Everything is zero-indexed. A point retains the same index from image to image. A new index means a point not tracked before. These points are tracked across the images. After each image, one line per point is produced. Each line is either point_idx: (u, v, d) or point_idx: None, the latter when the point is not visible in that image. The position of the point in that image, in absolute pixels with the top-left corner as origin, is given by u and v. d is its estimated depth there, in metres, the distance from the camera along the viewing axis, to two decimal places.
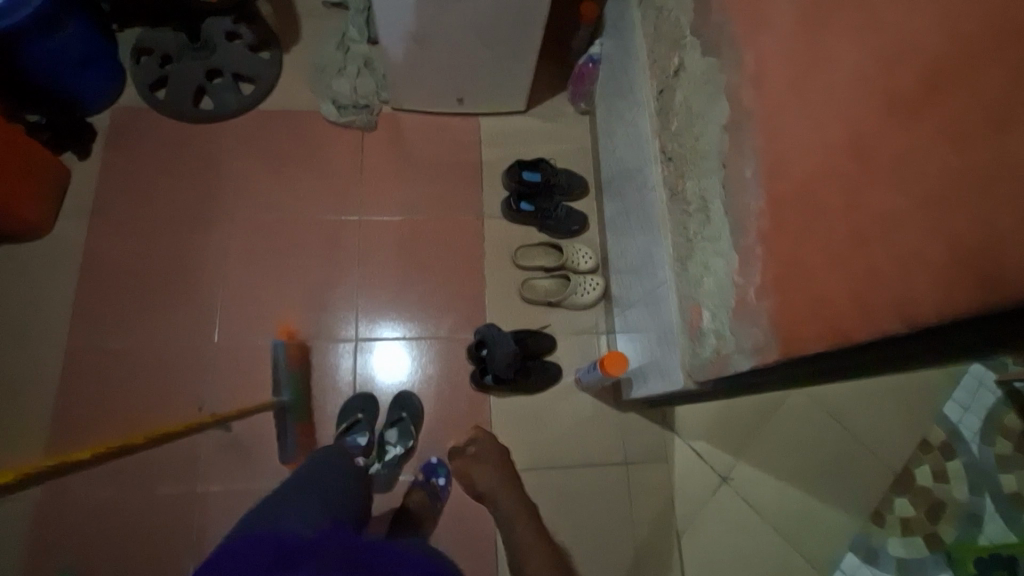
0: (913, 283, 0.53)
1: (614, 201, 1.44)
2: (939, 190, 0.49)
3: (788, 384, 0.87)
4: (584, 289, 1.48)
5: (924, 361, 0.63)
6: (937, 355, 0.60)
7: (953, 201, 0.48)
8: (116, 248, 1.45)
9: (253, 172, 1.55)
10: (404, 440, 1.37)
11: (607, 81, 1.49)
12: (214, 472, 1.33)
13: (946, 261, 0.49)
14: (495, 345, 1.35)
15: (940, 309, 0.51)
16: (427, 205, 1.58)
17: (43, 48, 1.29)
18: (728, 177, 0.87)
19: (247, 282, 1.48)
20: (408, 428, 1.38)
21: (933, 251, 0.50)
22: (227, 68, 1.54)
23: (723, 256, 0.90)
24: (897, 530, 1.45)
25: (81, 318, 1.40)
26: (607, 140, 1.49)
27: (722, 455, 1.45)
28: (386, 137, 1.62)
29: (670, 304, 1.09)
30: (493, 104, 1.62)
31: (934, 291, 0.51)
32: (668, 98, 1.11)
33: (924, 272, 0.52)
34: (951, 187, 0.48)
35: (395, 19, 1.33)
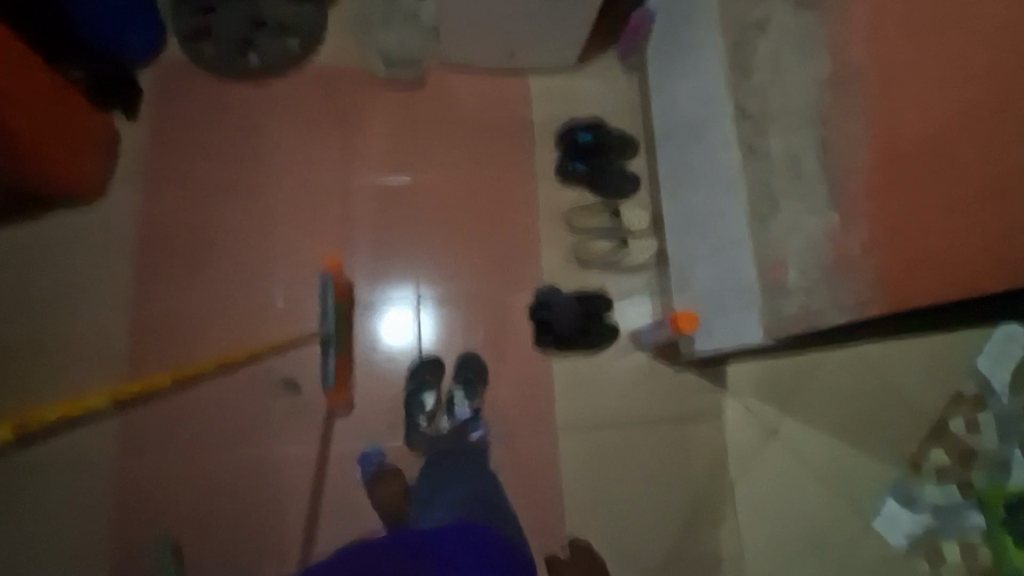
0: None
1: (672, 160, 1.43)
2: None
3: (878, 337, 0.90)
4: (639, 251, 1.53)
5: None
6: None
7: None
8: (171, 210, 1.44)
9: (302, 132, 1.52)
10: (471, 398, 1.42)
11: (664, 35, 1.45)
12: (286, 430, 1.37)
13: None
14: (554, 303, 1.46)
15: None
16: (480, 166, 1.57)
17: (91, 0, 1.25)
18: (828, 133, 0.88)
19: (303, 244, 1.47)
20: (475, 386, 1.42)
21: None
22: (272, 22, 1.49)
23: (817, 214, 0.91)
24: (933, 478, 1.52)
25: (143, 280, 1.40)
26: (664, 97, 1.47)
27: (771, 409, 1.50)
28: (435, 96, 1.59)
29: (745, 262, 1.11)
30: (544, 61, 1.59)
31: None
32: (747, 54, 1.10)
33: None
34: None
35: None
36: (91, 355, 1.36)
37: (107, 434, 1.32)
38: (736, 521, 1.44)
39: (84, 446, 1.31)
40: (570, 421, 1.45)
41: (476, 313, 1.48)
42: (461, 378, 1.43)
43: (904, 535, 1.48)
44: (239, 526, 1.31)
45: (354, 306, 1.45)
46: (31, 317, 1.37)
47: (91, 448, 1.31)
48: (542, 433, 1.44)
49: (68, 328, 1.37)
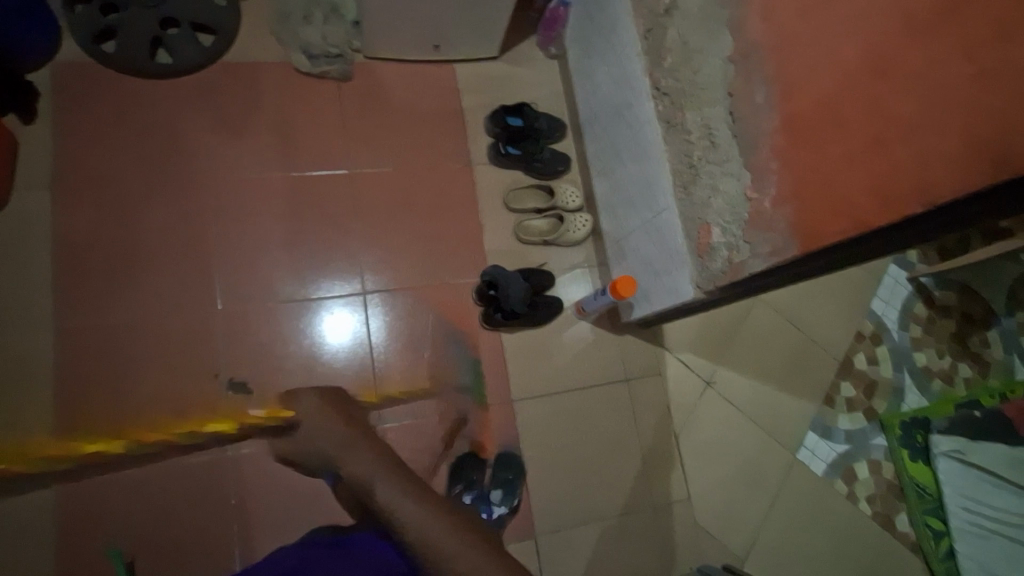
0: (932, 172, 0.67)
1: (598, 140, 1.53)
2: (955, 94, 0.63)
3: (791, 281, 1.03)
4: (576, 226, 1.58)
5: (918, 241, 0.80)
6: (932, 233, 0.76)
7: (967, 102, 0.62)
8: (89, 218, 1.35)
9: (226, 129, 1.47)
10: (508, 500, 1.41)
11: (581, 22, 1.54)
12: (248, 443, 1.33)
13: (962, 150, 0.63)
14: (507, 284, 1.44)
15: (954, 189, 0.65)
16: (415, 155, 1.59)
17: None
18: (736, 104, 0.99)
19: (237, 245, 1.43)
20: (515, 488, 1.43)
21: (951, 143, 0.64)
22: (181, 16, 1.42)
23: (733, 176, 1.02)
24: (844, 409, 1.73)
25: (64, 297, 1.31)
26: (587, 82, 1.56)
27: (705, 363, 1.64)
28: (362, 88, 1.58)
29: (674, 228, 1.22)
30: (468, 50, 1.63)
31: (948, 175, 0.65)
32: (659, 37, 1.20)
33: (942, 162, 0.66)
34: (966, 89, 0.62)
35: None
36: (5, 382, 1.24)
37: (42, 465, 1.23)
38: (684, 468, 1.57)
39: (14, 482, 1.21)
40: (526, 395, 1.51)
41: (423, 300, 1.51)
42: (501, 478, 1.43)
43: (826, 461, 1.68)
44: (198, 542, 1.26)
45: (300, 304, 1.43)
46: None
47: (24, 482, 1.21)
48: (500, 409, 1.49)
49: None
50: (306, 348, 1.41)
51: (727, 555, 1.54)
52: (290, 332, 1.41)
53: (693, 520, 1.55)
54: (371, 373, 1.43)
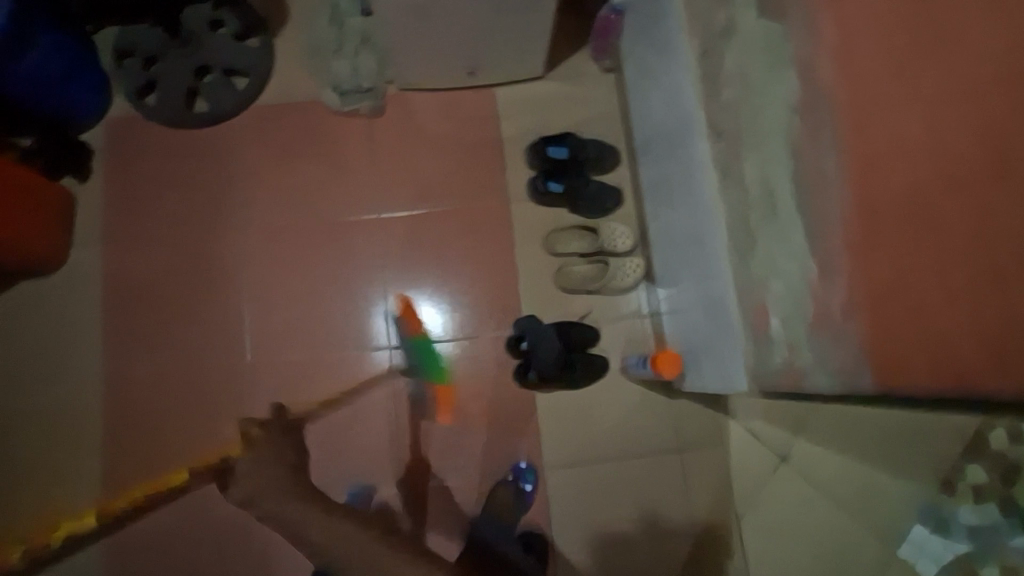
0: None
1: (652, 170, 1.31)
2: None
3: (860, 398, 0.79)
4: (625, 272, 1.38)
5: None
6: None
7: None
8: (137, 267, 1.41)
9: (260, 173, 1.45)
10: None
11: (634, 33, 1.31)
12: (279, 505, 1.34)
13: None
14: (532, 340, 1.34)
15: None
16: (447, 193, 1.47)
17: (21, 70, 1.20)
18: (801, 169, 0.75)
19: (270, 291, 1.42)
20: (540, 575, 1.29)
21: None
22: (215, 63, 1.41)
23: (795, 259, 0.79)
24: (970, 498, 1.35)
25: (117, 343, 1.39)
26: (641, 101, 1.33)
27: (779, 434, 1.37)
28: (394, 121, 1.49)
29: (729, 300, 0.99)
30: (509, 72, 1.46)
31: None
32: (716, 65, 0.96)
33: None
34: None
35: None
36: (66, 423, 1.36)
37: (99, 502, 1.34)
38: (746, 554, 1.35)
39: (77, 515, 1.33)
40: (562, 461, 1.37)
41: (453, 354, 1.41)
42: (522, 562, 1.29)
43: (937, 561, 1.35)
44: None
45: (330, 354, 1.40)
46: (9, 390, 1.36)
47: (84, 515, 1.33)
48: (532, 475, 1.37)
49: (44, 398, 1.36)
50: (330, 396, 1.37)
51: None
52: (319, 385, 1.39)
53: None
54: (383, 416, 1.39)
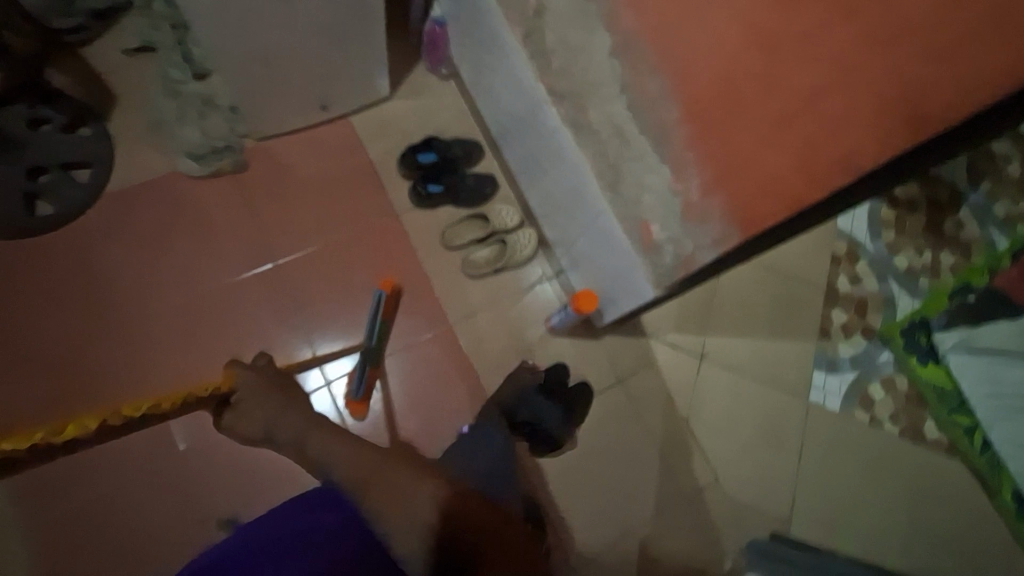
0: (848, 141, 0.67)
1: (515, 149, 1.46)
2: (848, 57, 0.64)
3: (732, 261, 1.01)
4: (521, 245, 1.52)
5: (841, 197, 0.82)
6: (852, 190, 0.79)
7: (861, 63, 0.63)
8: (24, 394, 1.28)
9: (138, 255, 1.38)
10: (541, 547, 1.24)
11: (461, 38, 1.46)
12: None
13: (868, 114, 0.64)
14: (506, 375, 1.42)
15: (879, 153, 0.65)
16: (337, 223, 1.50)
17: None
18: (635, 98, 0.92)
19: (184, 369, 1.34)
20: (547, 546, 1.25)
21: (857, 108, 0.65)
22: (50, 160, 1.32)
23: (654, 171, 0.95)
24: (842, 336, 1.68)
25: (17, 491, 1.23)
26: (486, 94, 1.48)
27: (692, 337, 1.59)
28: (261, 171, 1.49)
29: (615, 228, 1.15)
30: (360, 99, 1.54)
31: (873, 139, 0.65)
32: (539, 40, 1.12)
33: (853, 128, 0.66)
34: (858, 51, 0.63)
35: (229, 44, 1.21)
36: None
37: None
38: (702, 447, 1.53)
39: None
40: None
41: (391, 369, 1.44)
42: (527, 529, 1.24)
43: (839, 395, 1.64)
44: None
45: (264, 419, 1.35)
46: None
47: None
48: None
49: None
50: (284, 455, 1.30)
51: (770, 522, 1.51)
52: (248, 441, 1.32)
53: (726, 500, 1.51)
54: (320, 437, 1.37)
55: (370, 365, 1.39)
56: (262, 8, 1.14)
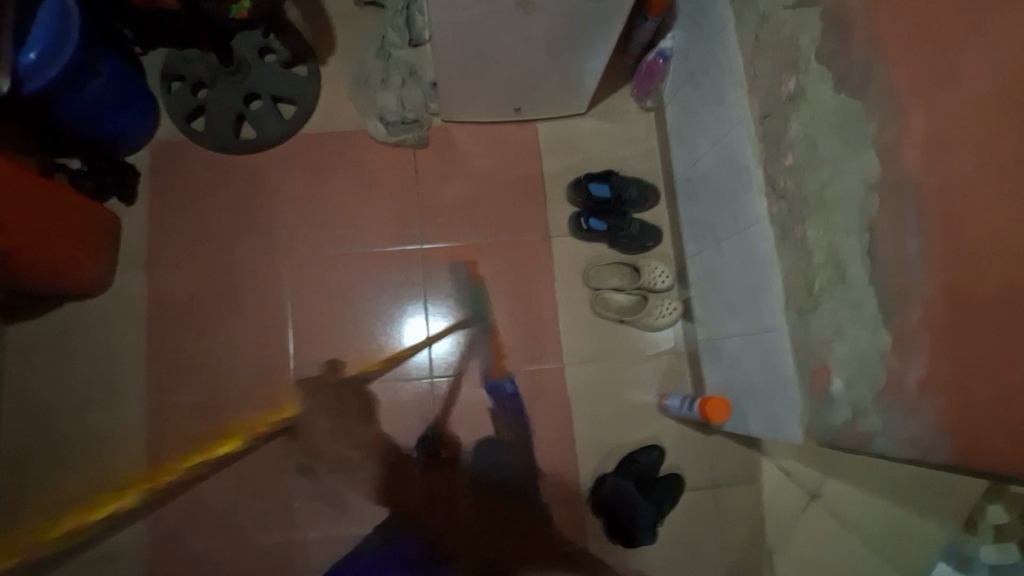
0: None
1: (695, 213, 1.34)
2: None
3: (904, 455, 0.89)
4: (662, 311, 1.40)
5: None
6: None
7: None
8: (177, 289, 1.39)
9: (307, 199, 1.46)
10: None
11: (682, 79, 1.35)
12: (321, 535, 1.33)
13: None
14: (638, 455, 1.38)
15: None
16: (490, 226, 1.49)
17: (76, 98, 1.19)
18: (877, 245, 0.77)
19: (312, 317, 1.42)
20: None
21: None
22: (264, 90, 1.41)
23: (865, 328, 0.82)
24: (990, 539, 1.33)
25: (150, 375, 1.37)
26: (685, 146, 1.37)
27: (809, 473, 1.41)
28: (438, 153, 1.50)
29: (783, 353, 1.02)
30: (553, 110, 1.48)
31: None
32: (778, 127, 0.99)
33: None
34: None
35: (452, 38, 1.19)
36: (107, 458, 1.33)
37: (132, 537, 1.31)
38: None
39: (107, 549, 1.30)
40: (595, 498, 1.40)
41: (492, 386, 1.42)
42: None
43: None
44: None
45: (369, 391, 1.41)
46: (25, 425, 1.33)
47: (120, 554, 1.30)
48: (569, 510, 1.38)
49: (73, 431, 1.33)
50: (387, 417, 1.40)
51: None
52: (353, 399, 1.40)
53: None
54: (413, 423, 1.40)
55: (498, 372, 1.43)
56: (497, 12, 1.11)
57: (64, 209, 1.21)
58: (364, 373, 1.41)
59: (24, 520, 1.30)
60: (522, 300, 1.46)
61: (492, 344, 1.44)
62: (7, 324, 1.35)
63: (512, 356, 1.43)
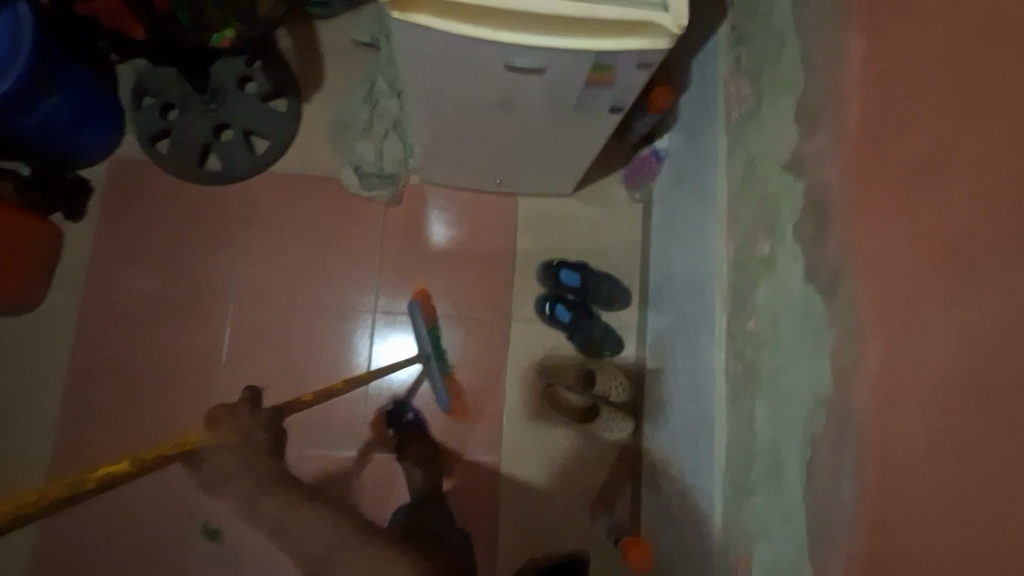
0: None
1: (662, 328, 1.29)
2: None
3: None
4: (609, 428, 1.35)
5: None
6: None
7: None
8: (115, 313, 1.32)
9: (266, 240, 1.39)
10: None
11: (671, 188, 1.29)
12: None
13: None
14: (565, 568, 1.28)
15: None
16: (452, 296, 1.42)
17: (26, 121, 1.11)
18: (818, 464, 0.73)
19: (250, 365, 1.35)
20: None
21: None
22: (236, 123, 1.34)
23: (795, 541, 0.77)
24: None
25: (69, 402, 1.29)
26: (664, 256, 1.31)
27: None
28: (411, 213, 1.43)
29: (716, 520, 0.96)
30: (537, 187, 1.41)
31: None
32: (750, 287, 0.93)
33: None
34: None
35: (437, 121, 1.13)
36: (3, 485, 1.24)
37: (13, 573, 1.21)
38: None
39: None
40: None
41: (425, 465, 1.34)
42: None
43: None
44: None
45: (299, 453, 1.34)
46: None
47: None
48: None
49: None
50: (307, 482, 1.31)
51: None
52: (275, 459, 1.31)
53: None
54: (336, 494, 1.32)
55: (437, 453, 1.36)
56: (480, 111, 1.03)
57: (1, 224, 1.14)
58: (294, 429, 1.33)
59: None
60: (472, 380, 1.39)
61: (435, 421, 1.37)
62: None
63: (452, 438, 1.36)
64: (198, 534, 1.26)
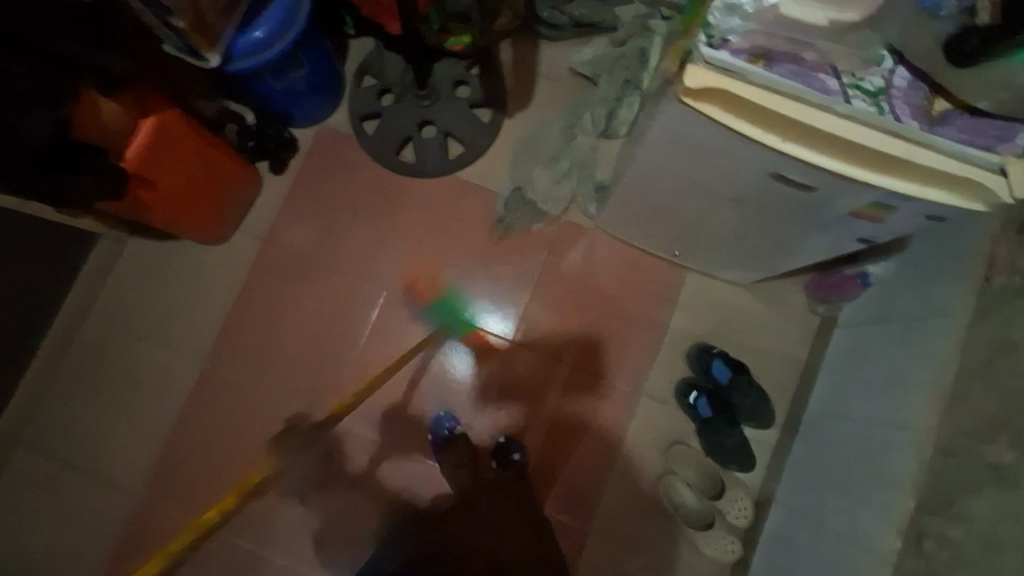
0: None
1: (810, 464, 1.16)
2: None
3: None
4: (714, 544, 1.25)
5: None
6: None
7: None
8: (280, 267, 1.39)
9: (429, 240, 1.40)
10: None
11: (870, 320, 1.16)
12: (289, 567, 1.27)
13: None
14: None
15: None
16: (587, 350, 1.36)
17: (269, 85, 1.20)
18: None
19: (379, 355, 1.36)
20: None
21: None
22: (441, 122, 1.37)
23: None
24: None
25: (221, 338, 1.37)
26: (837, 390, 1.18)
27: None
28: (574, 254, 1.39)
29: None
30: (712, 269, 1.32)
31: None
32: (967, 491, 0.80)
33: None
34: None
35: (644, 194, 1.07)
36: (149, 394, 1.34)
37: (134, 476, 1.31)
38: None
39: (110, 475, 1.31)
40: None
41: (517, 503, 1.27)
42: None
43: None
44: None
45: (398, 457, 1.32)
46: (97, 336, 1.36)
47: (113, 497, 1.30)
48: None
49: (132, 361, 1.35)
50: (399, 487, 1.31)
51: None
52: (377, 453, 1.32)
53: None
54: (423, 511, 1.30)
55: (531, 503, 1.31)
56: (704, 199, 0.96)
57: (211, 161, 1.20)
58: (400, 430, 1.33)
59: (58, 428, 1.32)
60: (584, 442, 1.32)
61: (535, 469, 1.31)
62: (129, 232, 1.39)
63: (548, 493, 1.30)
64: (294, 500, 1.30)
